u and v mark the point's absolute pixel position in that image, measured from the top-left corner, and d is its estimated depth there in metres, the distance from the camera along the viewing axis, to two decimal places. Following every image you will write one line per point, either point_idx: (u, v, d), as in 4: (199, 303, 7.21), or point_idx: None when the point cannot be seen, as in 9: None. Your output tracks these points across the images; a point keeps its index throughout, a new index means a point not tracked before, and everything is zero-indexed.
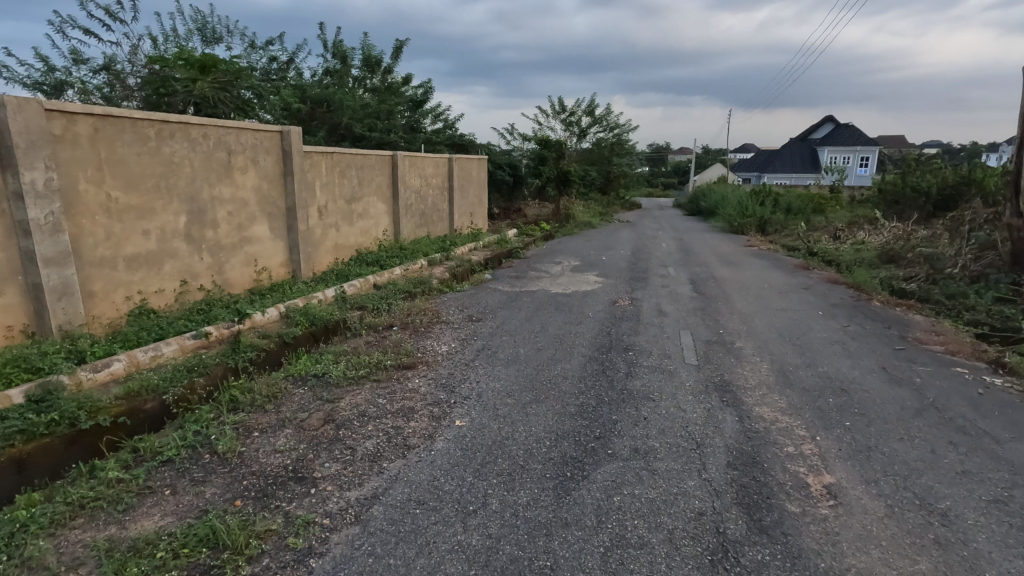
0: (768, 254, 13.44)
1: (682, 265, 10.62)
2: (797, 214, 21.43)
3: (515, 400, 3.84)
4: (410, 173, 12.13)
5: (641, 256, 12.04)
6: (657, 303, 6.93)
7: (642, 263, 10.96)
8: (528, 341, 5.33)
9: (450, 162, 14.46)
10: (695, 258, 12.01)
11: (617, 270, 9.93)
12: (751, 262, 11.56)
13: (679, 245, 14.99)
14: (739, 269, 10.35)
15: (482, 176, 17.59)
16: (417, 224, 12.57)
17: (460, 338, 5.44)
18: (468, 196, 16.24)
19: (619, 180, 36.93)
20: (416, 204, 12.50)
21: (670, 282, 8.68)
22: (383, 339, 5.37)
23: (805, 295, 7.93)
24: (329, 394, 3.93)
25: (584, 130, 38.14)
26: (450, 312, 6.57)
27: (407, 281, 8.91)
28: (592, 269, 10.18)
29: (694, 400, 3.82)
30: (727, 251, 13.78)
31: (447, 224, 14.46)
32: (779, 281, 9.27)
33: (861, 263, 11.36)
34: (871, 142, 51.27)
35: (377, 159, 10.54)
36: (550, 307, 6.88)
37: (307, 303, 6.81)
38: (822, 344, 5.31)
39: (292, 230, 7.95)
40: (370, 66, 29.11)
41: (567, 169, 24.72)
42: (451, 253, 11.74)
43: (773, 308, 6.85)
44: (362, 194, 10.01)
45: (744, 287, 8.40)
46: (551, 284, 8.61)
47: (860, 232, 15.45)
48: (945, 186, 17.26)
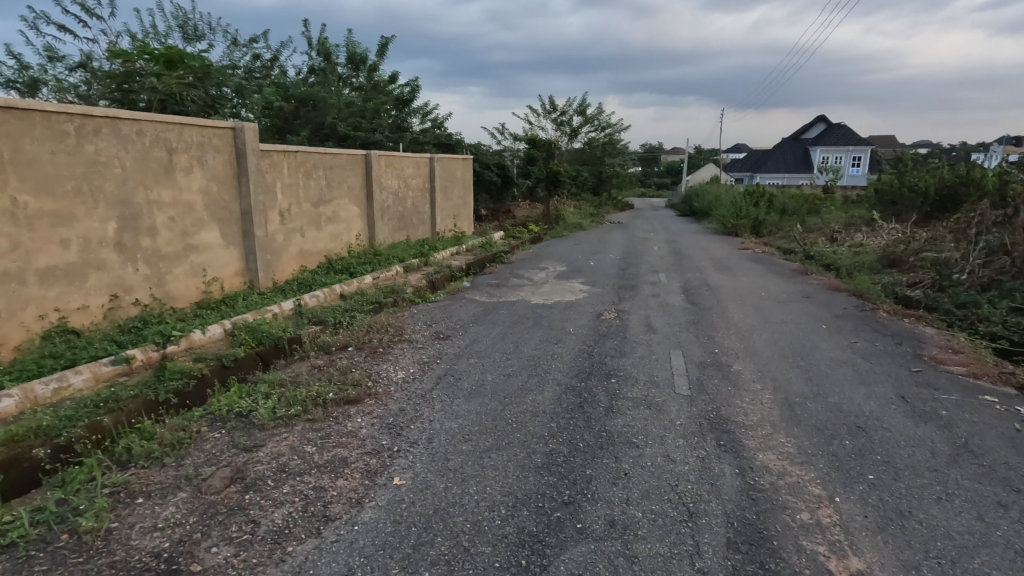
0: (764, 258, 12.86)
1: (674, 271, 10.02)
2: (792, 215, 20.93)
3: (472, 446, 3.19)
4: (387, 174, 11.45)
5: (631, 261, 11.43)
6: (645, 317, 6.31)
7: (632, 269, 10.36)
8: (497, 365, 4.69)
9: (432, 162, 13.79)
10: (688, 262, 11.41)
11: (605, 277, 9.32)
12: (747, 267, 10.98)
13: (671, 248, 14.41)
14: (734, 276, 9.75)
15: (467, 176, 16.92)
16: (395, 227, 11.90)
17: (422, 362, 4.80)
18: (452, 197, 15.57)
19: (611, 180, 36.39)
20: (394, 207, 11.83)
21: (661, 290, 8.08)
22: (333, 363, 4.71)
23: (805, 305, 7.34)
24: (247, 441, 3.27)
25: (576, 130, 37.61)
26: (416, 328, 5.93)
27: (377, 291, 8.25)
28: (578, 276, 9.56)
29: (685, 445, 3.20)
30: (721, 255, 13.21)
31: (428, 227, 13.79)
32: (777, 289, 8.68)
33: (862, 268, 10.80)
34: (863, 142, 51.07)
35: (349, 159, 9.86)
36: (528, 321, 6.25)
37: (258, 318, 6.14)
38: (830, 367, 4.71)
39: (247, 236, 7.26)
40: (356, 64, 28.41)
41: (557, 169, 24.14)
42: (429, 258, 11.08)
43: (772, 321, 6.24)
44: (331, 196, 9.33)
45: (740, 296, 7.80)
46: (533, 294, 7.98)
47: (858, 234, 14.92)
48: (944, 187, 16.80)
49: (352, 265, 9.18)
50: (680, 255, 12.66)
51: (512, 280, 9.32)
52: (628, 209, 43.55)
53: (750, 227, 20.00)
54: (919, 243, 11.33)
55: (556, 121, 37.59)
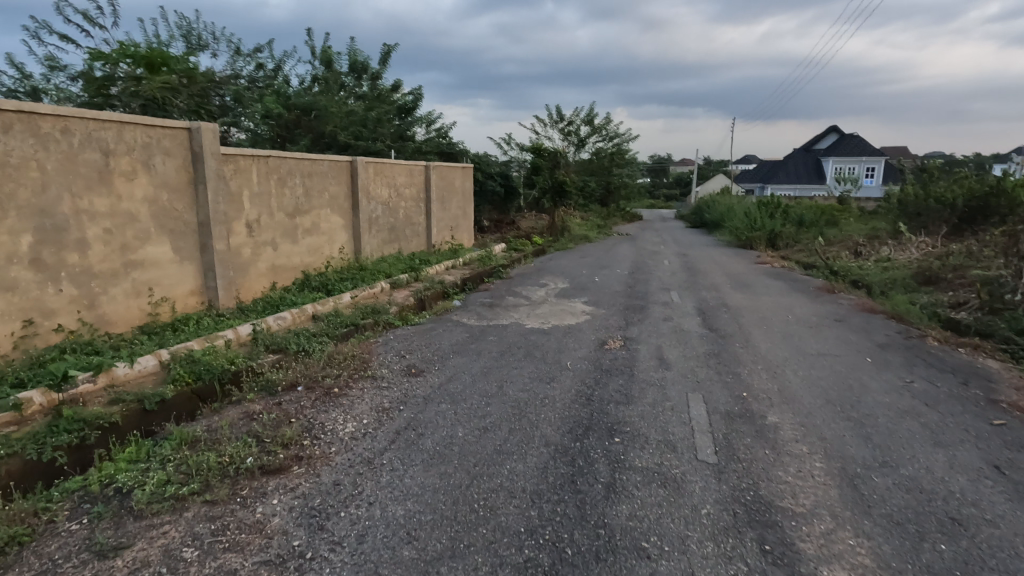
0: (784, 274, 11.89)
1: (687, 289, 9.10)
2: (809, 227, 19.94)
3: (417, 553, 2.29)
4: (376, 183, 10.67)
5: (640, 277, 10.52)
6: (656, 347, 5.39)
7: (640, 286, 9.45)
8: (474, 413, 3.81)
9: (427, 171, 12.99)
10: (702, 279, 10.48)
11: (611, 295, 8.42)
12: (767, 285, 10.01)
13: (683, 262, 13.48)
14: (755, 295, 8.80)
15: (467, 186, 16.12)
16: (385, 240, 11.08)
17: (382, 407, 3.91)
18: (450, 208, 14.77)
19: (619, 190, 35.55)
20: (384, 218, 11.03)
21: (674, 312, 7.17)
22: (272, 409, 3.84)
23: (841, 331, 6.39)
24: (108, 539, 2.38)
25: (583, 139, 36.91)
26: (386, 360, 5.06)
27: (355, 311, 7.40)
28: (580, 294, 8.68)
29: (716, 554, 2.27)
30: (737, 270, 12.26)
31: (423, 239, 12.98)
32: (805, 310, 7.73)
33: (895, 286, 9.81)
34: (877, 153, 50.00)
35: (331, 166, 9.06)
36: (519, 350, 5.37)
37: (207, 346, 5.30)
38: (889, 418, 3.77)
39: (206, 251, 6.45)
40: (359, 73, 27.89)
41: (562, 179, 23.36)
42: (421, 273, 10.25)
43: (807, 353, 5.31)
44: (309, 206, 8.53)
45: (764, 319, 6.87)
46: (528, 315, 7.09)
47: (884, 247, 13.93)
48: (974, 198, 15.75)
49: (331, 281, 8.34)
50: (692, 271, 11.72)
51: (507, 298, 8.45)
52: (636, 220, 42.64)
53: (765, 240, 19.03)
54: (956, 259, 10.33)
55: (563, 131, 36.90)
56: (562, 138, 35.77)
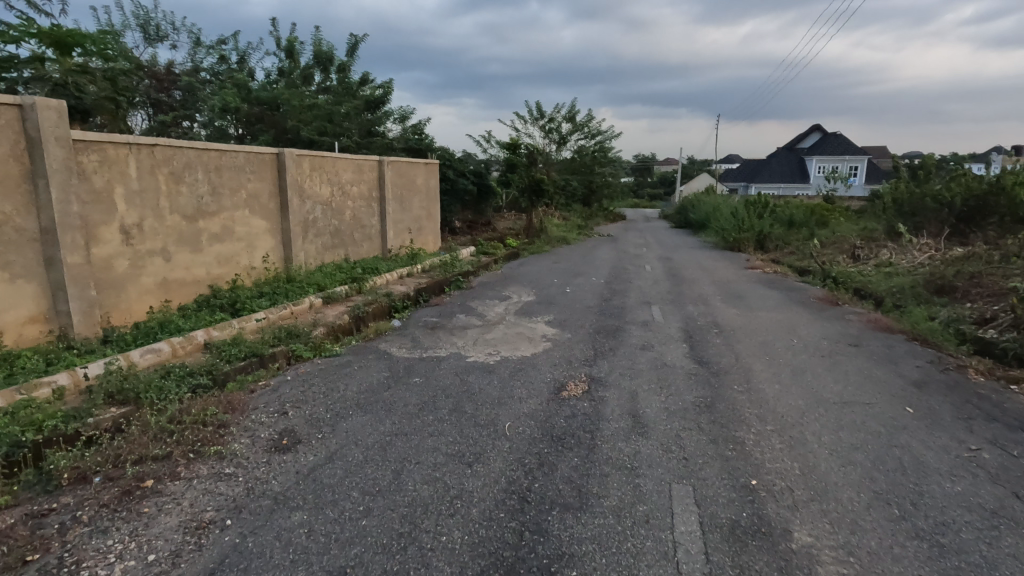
0: (777, 282, 10.71)
1: (670, 303, 7.83)
2: (798, 228, 18.88)
3: None
4: (314, 179, 9.22)
5: (616, 287, 9.24)
6: (629, 394, 4.05)
7: (616, 298, 8.17)
8: (335, 532, 2.43)
9: (380, 166, 11.55)
10: (687, 289, 9.22)
11: (581, 312, 7.09)
12: (762, 296, 8.78)
13: (666, 267, 12.23)
14: (748, 309, 7.54)
15: (431, 184, 14.71)
16: (326, 245, 9.65)
17: (200, 522, 2.52)
18: (410, 208, 13.38)
19: (602, 189, 34.39)
20: (324, 220, 9.59)
21: (654, 335, 5.87)
22: (20, 530, 2.42)
23: (860, 362, 5.12)
24: None
25: (564, 138, 35.74)
26: (257, 420, 3.66)
27: (263, 338, 6.00)
28: (544, 309, 7.35)
29: None
30: (726, 277, 11.05)
31: (375, 244, 11.57)
32: (809, 330, 6.46)
33: (904, 296, 8.62)
34: (860, 152, 49.57)
35: (250, 158, 7.61)
36: (447, 399, 4.02)
37: (16, 401, 3.85)
38: (976, 531, 2.47)
39: (53, 266, 4.99)
40: (325, 64, 26.24)
41: (539, 177, 22.05)
42: (364, 284, 8.86)
43: (827, 402, 4.01)
44: (218, 207, 7.07)
45: (762, 344, 5.62)
46: (475, 342, 5.74)
47: (882, 250, 12.82)
48: (972, 196, 14.73)
49: (244, 297, 6.91)
50: (676, 278, 10.47)
51: (457, 316, 7.09)
52: (620, 219, 41.51)
53: (752, 241, 17.93)
54: (970, 265, 9.19)
55: (543, 127, 35.62)
56: (542, 135, 34.48)
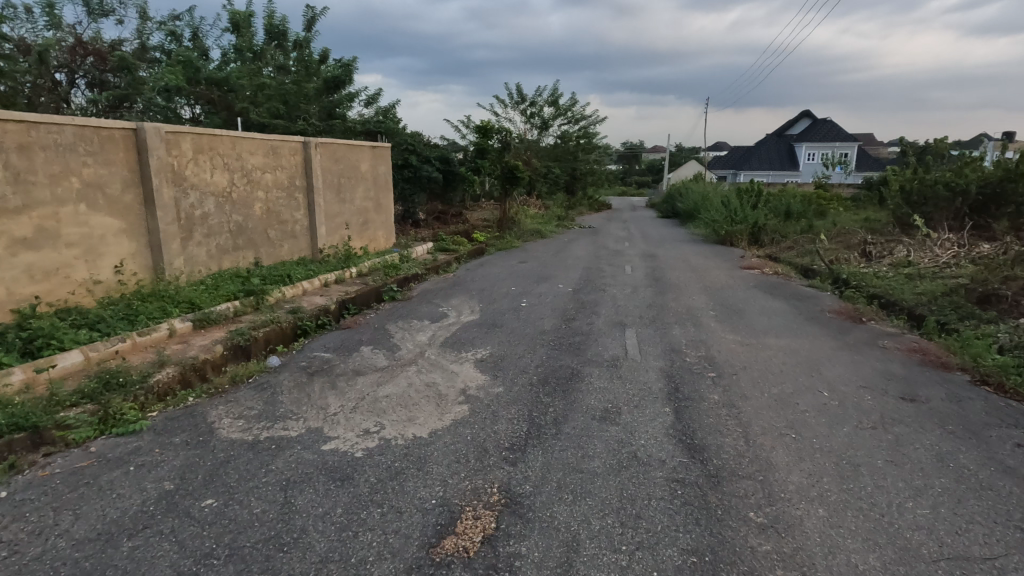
0: (780, 287, 8.96)
1: (652, 324, 6.03)
2: (795, 219, 17.19)
3: None
4: (202, 163, 7.24)
5: (584, 298, 7.45)
6: (566, 553, 2.22)
7: (584, 317, 6.37)
8: None
9: (306, 149, 9.56)
10: (674, 300, 7.44)
11: (531, 342, 5.26)
12: (766, 310, 7.03)
13: (648, 268, 10.45)
14: (752, 332, 5.75)
15: (381, 171, 12.73)
16: (223, 247, 7.70)
17: None
18: (352, 199, 11.44)
19: (586, 177, 32.56)
20: (221, 215, 7.64)
21: (626, 388, 4.04)
22: None
23: (931, 441, 3.33)
24: None
25: (547, 122, 33.77)
26: None
27: (63, 395, 4.06)
28: (485, 337, 5.50)
29: None
30: (720, 281, 9.28)
31: (301, 243, 9.64)
32: (838, 368, 4.67)
33: (940, 309, 6.90)
34: (851, 137, 48.16)
35: (85, 133, 5.63)
36: (225, 569, 2.16)
37: None
38: None
39: None
40: (279, 39, 23.84)
41: (514, 164, 20.13)
42: (266, 298, 7.00)
43: (919, 561, 2.22)
44: (26, 200, 5.10)
45: (779, 402, 3.83)
46: (363, 401, 3.89)
47: (897, 246, 11.14)
48: (991, 183, 13.08)
49: (64, 327, 4.98)
50: (659, 284, 8.72)
51: (362, 348, 5.23)
52: (607, 208, 39.79)
53: (746, 235, 16.23)
54: (1017, 268, 7.47)
55: (525, 112, 33.65)
56: (523, 119, 32.52)
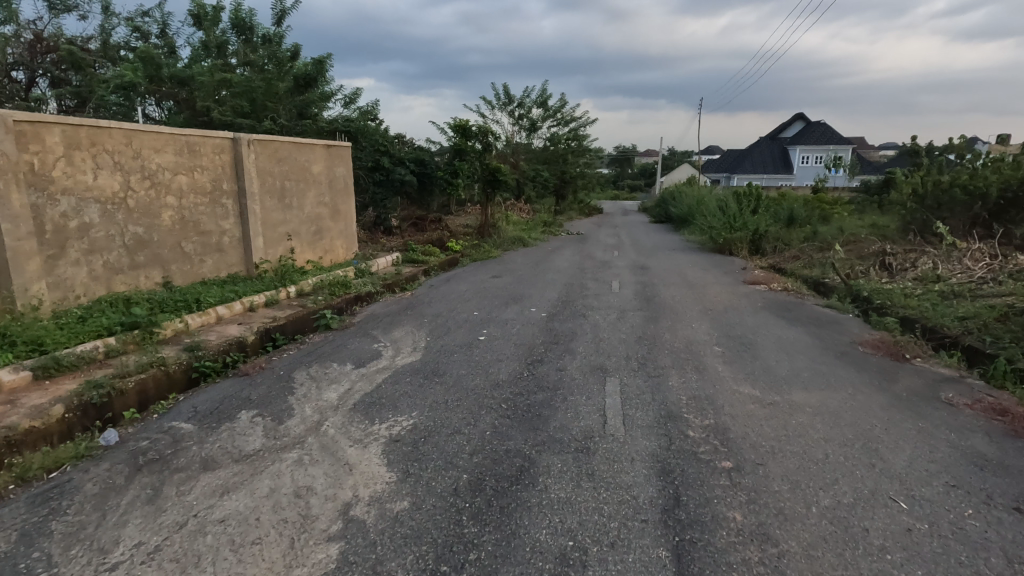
0: (794, 309, 7.61)
1: (642, 370, 4.62)
2: (798, 226, 15.92)
3: None
4: (77, 161, 5.77)
5: (558, 327, 6.06)
6: None
7: (555, 357, 4.95)
8: None
9: (236, 146, 8.11)
10: (669, 329, 6.04)
11: (474, 404, 3.84)
12: (782, 343, 5.65)
13: (639, 284, 9.05)
14: (771, 382, 4.36)
15: (338, 173, 11.29)
16: (115, 265, 6.24)
17: None
18: (301, 205, 10.01)
19: (576, 181, 31.24)
20: (111, 226, 6.17)
21: (599, 502, 2.63)
22: None
23: None
24: None
25: (535, 123, 32.46)
26: None
27: None
28: (416, 394, 4.07)
29: None
30: (722, 301, 7.92)
31: (230, 258, 8.17)
32: (902, 450, 3.28)
33: (1000, 341, 5.55)
34: (845, 140, 47.27)
35: None
36: None
37: None
38: None
39: None
40: (246, 33, 22.32)
41: (496, 166, 18.74)
42: (157, 331, 5.58)
43: None
44: None
45: (840, 532, 2.42)
46: (182, 530, 2.46)
47: (919, 257, 9.83)
48: (1012, 186, 11.54)
49: None
50: (651, 304, 7.35)
51: (242, 413, 3.79)
52: (598, 213, 38.55)
53: (746, 243, 14.94)
54: None
55: (513, 113, 32.34)
56: (510, 120, 31.23)
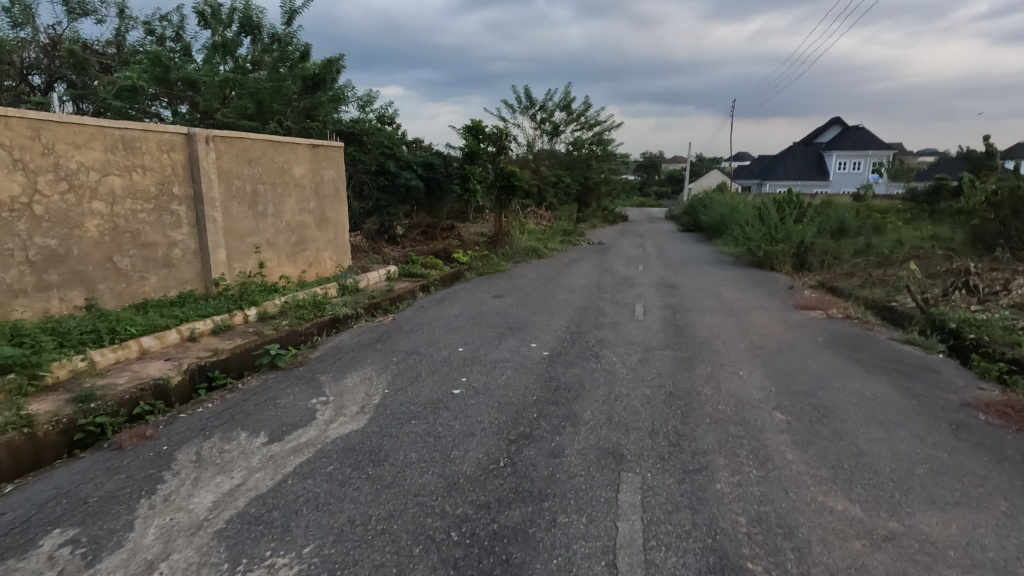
0: (866, 346, 6.02)
1: (671, 458, 3.16)
2: (848, 237, 14.12)
3: None
4: None
5: (561, 374, 4.62)
6: None
7: (549, 430, 3.51)
8: None
9: (190, 144, 6.92)
10: (708, 381, 4.55)
11: (408, 534, 2.43)
12: (867, 406, 4.10)
13: (667, 308, 7.55)
14: (874, 491, 2.85)
15: (325, 177, 10.08)
16: (12, 286, 5.08)
17: None
18: (278, 212, 8.80)
19: (599, 188, 29.71)
20: (7, 238, 5.01)
21: None
22: None
23: None
24: None
25: (557, 127, 31.05)
26: None
27: None
28: (325, 503, 2.69)
29: None
30: (773, 333, 6.37)
31: (183, 274, 6.95)
32: None
33: None
34: (885, 146, 44.65)
35: None
36: None
37: None
38: None
39: None
40: (254, 31, 21.51)
41: (511, 169, 17.37)
42: (40, 376, 4.33)
43: None
44: None
45: None
46: None
47: (1011, 278, 8.08)
48: None
49: None
50: (684, 339, 5.84)
51: (49, 537, 2.45)
52: (623, 221, 36.86)
53: (789, 257, 13.25)
54: None
55: (535, 117, 31.04)
56: (531, 124, 29.91)
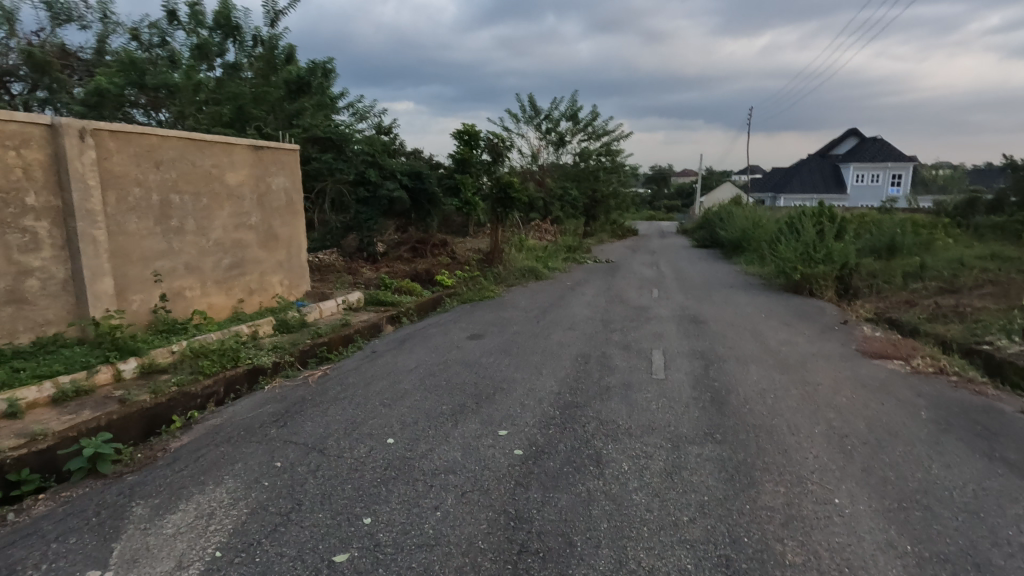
0: (998, 428, 4.08)
1: None
2: (897, 257, 12.10)
3: None
4: None
5: (534, 509, 2.73)
6: None
7: None
8: None
9: (54, 140, 5.20)
10: (789, 528, 2.62)
11: None
12: None
13: (697, 358, 5.63)
14: None
15: (274, 186, 8.30)
16: None
17: None
18: (204, 230, 7.02)
19: (608, 200, 27.87)
20: None
21: None
22: None
23: None
24: None
25: (563, 136, 29.33)
26: None
27: None
28: None
29: None
30: (853, 404, 4.44)
31: (42, 313, 5.18)
32: None
33: None
34: (906, 157, 42.56)
35: None
36: None
37: None
38: None
39: None
40: (234, 33, 19.94)
41: (508, 178, 15.56)
42: None
43: None
44: None
45: None
46: None
47: None
48: None
49: None
50: (729, 422, 3.92)
51: None
52: (633, 235, 34.90)
53: (830, 281, 11.28)
54: None
55: (540, 127, 29.35)
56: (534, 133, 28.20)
